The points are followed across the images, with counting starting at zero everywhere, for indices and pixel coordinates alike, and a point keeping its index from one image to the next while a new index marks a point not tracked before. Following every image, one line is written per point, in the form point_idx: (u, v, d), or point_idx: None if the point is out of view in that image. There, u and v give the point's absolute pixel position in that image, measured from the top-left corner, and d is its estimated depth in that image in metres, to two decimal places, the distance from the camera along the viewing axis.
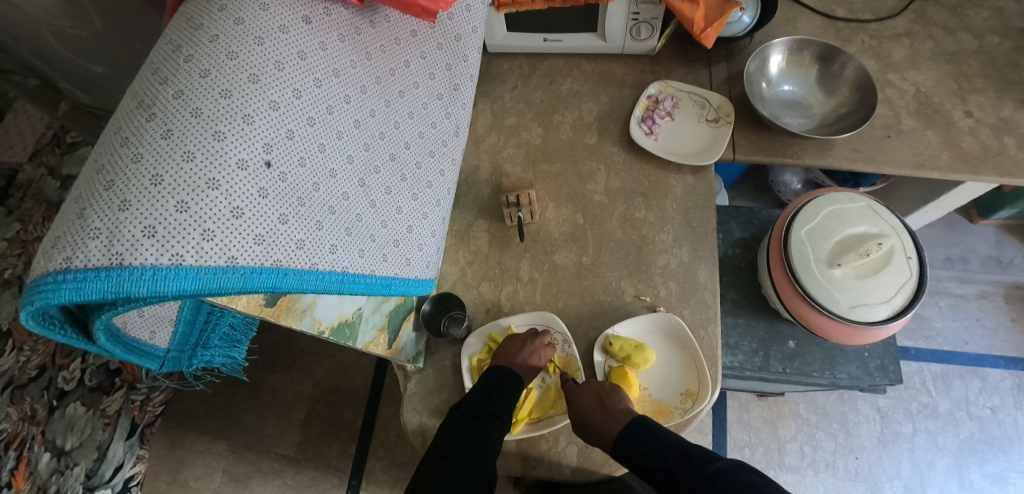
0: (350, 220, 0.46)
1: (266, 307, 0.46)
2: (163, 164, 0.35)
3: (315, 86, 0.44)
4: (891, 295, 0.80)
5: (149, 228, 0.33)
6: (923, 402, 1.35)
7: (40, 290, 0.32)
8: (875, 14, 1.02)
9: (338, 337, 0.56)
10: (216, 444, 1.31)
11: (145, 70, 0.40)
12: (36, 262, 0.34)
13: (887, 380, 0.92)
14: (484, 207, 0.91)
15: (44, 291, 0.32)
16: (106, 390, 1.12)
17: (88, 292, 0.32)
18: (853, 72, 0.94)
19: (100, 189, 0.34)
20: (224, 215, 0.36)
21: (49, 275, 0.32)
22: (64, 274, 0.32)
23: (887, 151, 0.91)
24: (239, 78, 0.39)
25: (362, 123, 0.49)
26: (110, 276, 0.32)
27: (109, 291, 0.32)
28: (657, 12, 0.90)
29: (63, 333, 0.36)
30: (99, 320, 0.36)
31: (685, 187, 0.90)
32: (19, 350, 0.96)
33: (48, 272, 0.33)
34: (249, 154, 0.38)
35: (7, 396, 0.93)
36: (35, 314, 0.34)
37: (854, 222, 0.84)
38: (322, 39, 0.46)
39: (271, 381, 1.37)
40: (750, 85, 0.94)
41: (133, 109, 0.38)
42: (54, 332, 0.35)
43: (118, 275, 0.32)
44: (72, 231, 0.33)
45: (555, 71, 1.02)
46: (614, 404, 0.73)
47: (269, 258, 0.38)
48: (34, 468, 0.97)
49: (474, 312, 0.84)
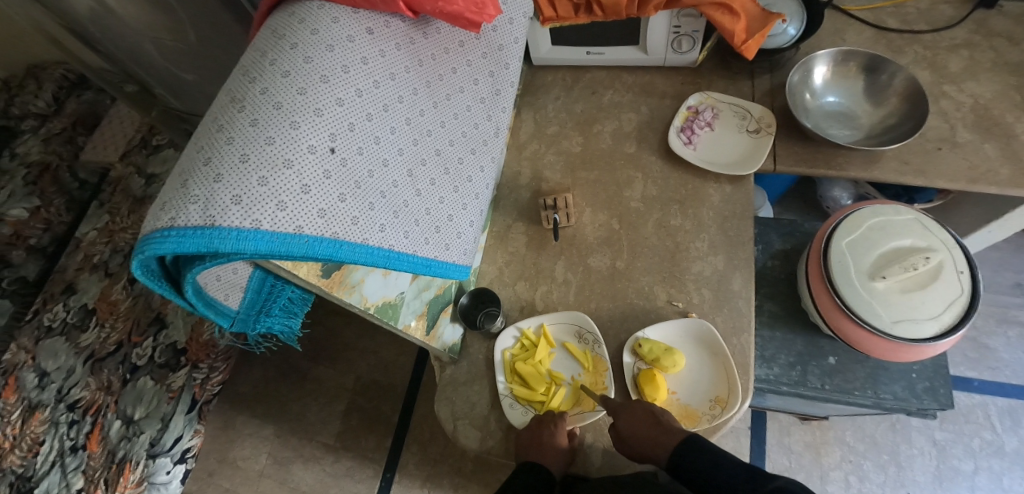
0: (399, 205, 0.50)
1: (321, 278, 0.50)
2: (250, 146, 0.41)
3: (375, 87, 0.50)
4: (939, 312, 0.77)
5: (236, 197, 0.39)
6: (986, 438, 1.26)
7: (149, 244, 0.38)
8: (931, 25, 1.00)
9: (381, 315, 0.60)
10: (263, 428, 1.39)
11: (236, 73, 0.47)
12: (146, 223, 0.40)
13: (938, 404, 0.87)
14: (522, 211, 0.95)
15: (152, 244, 0.38)
16: (173, 367, 1.22)
17: (186, 247, 0.38)
18: (902, 82, 0.92)
19: (199, 165, 0.40)
20: (296, 190, 0.41)
21: (156, 232, 0.39)
22: (169, 231, 0.38)
23: (940, 164, 0.88)
24: (312, 78, 0.45)
25: (413, 121, 0.53)
26: (204, 235, 0.38)
27: (202, 246, 0.38)
28: (698, 25, 0.92)
29: (159, 285, 0.44)
30: (190, 275, 0.42)
31: (722, 196, 0.91)
32: (100, 326, 1.20)
33: (156, 230, 0.39)
34: (318, 140, 0.43)
35: (88, 367, 1.17)
36: (143, 265, 0.41)
37: (900, 235, 0.81)
38: (382, 48, 0.52)
39: (317, 372, 1.44)
40: (793, 96, 0.94)
41: (226, 103, 0.44)
42: (154, 283, 0.43)
43: (209, 234, 0.38)
44: (177, 199, 0.39)
45: (598, 82, 1.05)
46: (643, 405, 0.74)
47: (329, 230, 0.43)
48: (107, 433, 1.15)
49: (509, 309, 0.87)
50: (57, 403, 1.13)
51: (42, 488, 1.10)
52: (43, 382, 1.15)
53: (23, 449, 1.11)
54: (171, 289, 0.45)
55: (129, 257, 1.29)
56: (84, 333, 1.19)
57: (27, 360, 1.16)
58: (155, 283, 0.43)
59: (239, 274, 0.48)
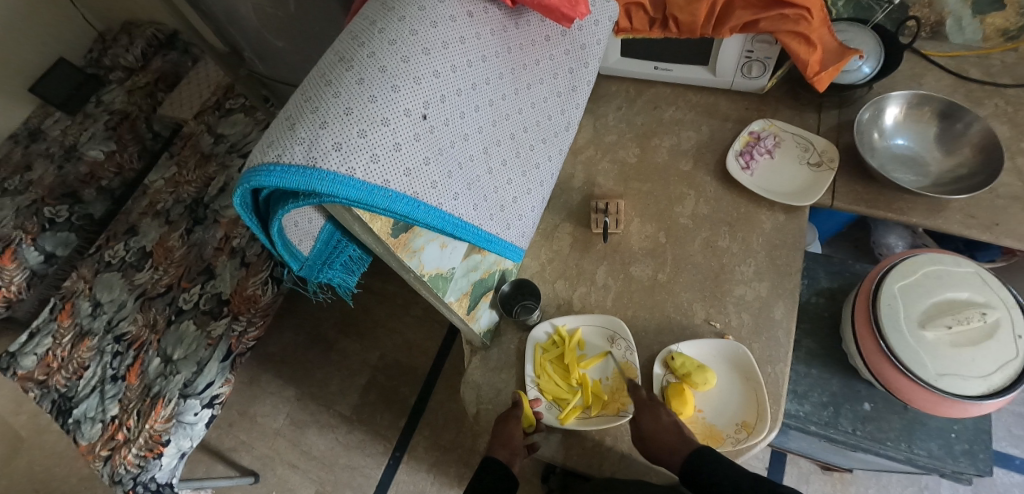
0: (472, 179, 0.52)
1: (391, 237, 0.52)
2: (354, 101, 0.44)
3: (468, 66, 0.52)
4: (989, 372, 0.74)
5: (337, 144, 0.42)
6: None
7: (254, 176, 0.42)
8: (1016, 79, 0.97)
9: (433, 285, 0.62)
10: (285, 390, 1.44)
11: (344, 36, 0.50)
12: (253, 157, 0.43)
13: (975, 469, 0.84)
14: (572, 212, 0.96)
15: (257, 177, 0.42)
16: (215, 315, 1.24)
17: (288, 183, 0.41)
18: (977, 133, 0.90)
19: (306, 112, 0.43)
20: (388, 147, 0.44)
21: (263, 166, 0.42)
22: (275, 167, 0.41)
23: (1008, 220, 0.85)
24: (415, 49, 0.48)
25: (496, 103, 0.56)
26: (305, 174, 0.41)
27: (301, 184, 0.41)
28: (771, 52, 0.92)
29: (250, 220, 0.48)
30: (281, 212, 0.45)
31: (774, 224, 0.90)
32: (155, 268, 1.28)
33: (262, 164, 0.42)
34: (413, 105, 0.46)
35: (138, 304, 1.24)
36: (241, 195, 0.44)
37: (957, 287, 0.79)
38: (479, 30, 0.54)
39: (344, 345, 1.48)
40: (860, 135, 0.92)
41: (335, 60, 0.47)
42: (246, 215, 0.47)
43: (310, 174, 0.41)
44: (284, 139, 0.42)
45: (661, 97, 1.06)
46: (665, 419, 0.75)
47: (411, 189, 0.45)
48: (146, 367, 1.19)
49: (545, 305, 0.89)
50: (106, 333, 1.22)
51: (80, 410, 1.16)
52: (96, 311, 1.24)
53: (68, 371, 1.19)
54: (260, 226, 0.49)
55: (188, 208, 1.37)
56: (139, 272, 1.28)
57: (84, 289, 1.27)
58: (246, 217, 0.47)
59: (314, 225, 0.51)
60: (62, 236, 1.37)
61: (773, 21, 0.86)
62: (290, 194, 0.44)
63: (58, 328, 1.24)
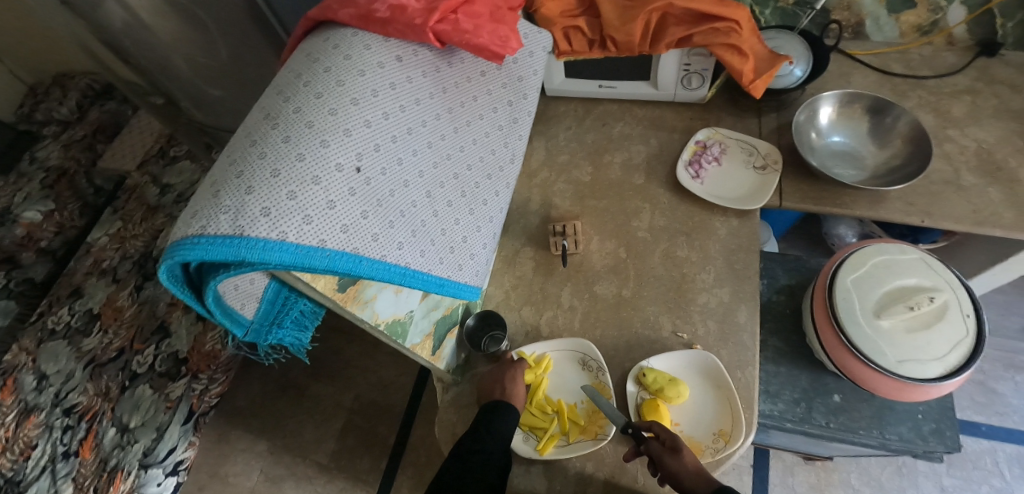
0: (416, 225, 0.52)
1: (337, 292, 0.52)
2: (281, 162, 0.44)
3: (400, 111, 0.53)
4: (944, 353, 0.77)
5: (265, 209, 0.42)
6: (994, 485, 1.23)
7: (179, 249, 0.41)
8: (935, 70, 1.04)
9: (390, 332, 0.62)
10: (257, 444, 1.38)
11: (271, 92, 0.51)
12: (177, 229, 0.43)
13: (945, 447, 0.86)
14: (532, 236, 0.96)
15: (182, 249, 0.41)
16: (173, 377, 1.21)
17: (214, 253, 0.40)
18: (906, 125, 0.95)
19: (232, 177, 0.44)
20: (321, 206, 0.44)
21: (188, 238, 0.41)
22: (200, 238, 0.41)
23: (944, 205, 0.89)
24: (344, 101, 0.49)
25: (434, 145, 0.56)
26: (233, 243, 0.41)
27: (231, 254, 0.41)
28: (707, 64, 0.95)
29: (181, 291, 0.47)
30: (213, 281, 0.44)
31: (728, 229, 0.92)
32: (104, 331, 1.22)
33: (188, 236, 0.42)
34: (345, 159, 0.47)
35: (87, 373, 1.17)
36: (169, 269, 0.44)
37: (905, 274, 0.82)
38: (409, 74, 0.55)
39: (316, 390, 1.43)
40: (798, 135, 0.96)
41: (261, 119, 0.48)
42: (177, 288, 0.46)
43: (238, 242, 0.41)
44: (209, 207, 0.42)
45: (609, 114, 1.08)
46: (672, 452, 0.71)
47: (350, 245, 0.45)
48: (100, 440, 1.14)
49: (514, 333, 0.88)
50: (53, 407, 1.14)
51: None
52: (41, 384, 1.16)
53: (14, 452, 1.10)
54: (193, 296, 0.48)
55: (137, 264, 1.31)
56: (87, 338, 1.21)
57: (27, 362, 1.18)
58: (178, 289, 0.46)
59: (256, 285, 0.50)
60: (1, 305, 1.27)
61: (704, 35, 0.89)
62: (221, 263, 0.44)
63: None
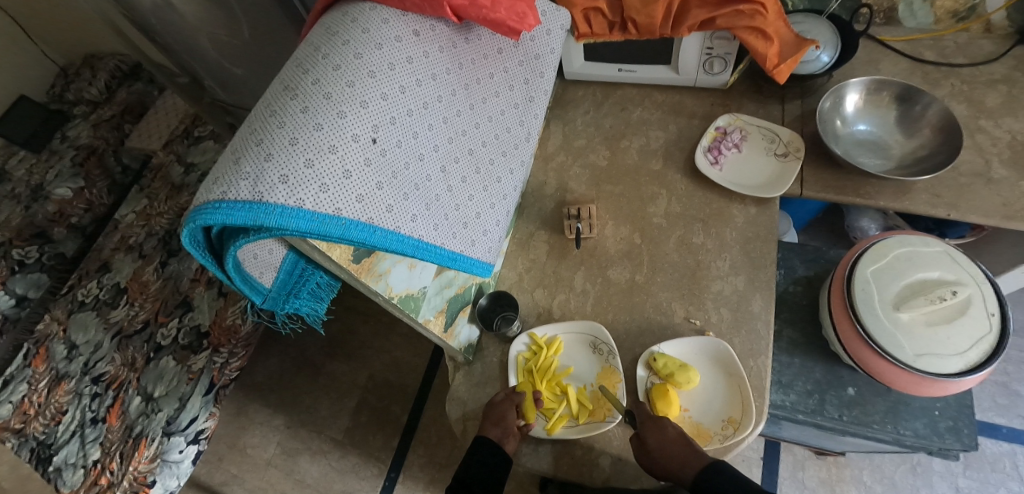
0: (430, 199, 0.53)
1: (353, 263, 0.53)
2: (299, 130, 0.45)
3: (416, 85, 0.53)
4: (965, 348, 0.75)
5: (283, 177, 0.43)
6: (1013, 488, 1.20)
7: (200, 213, 0.42)
8: (969, 59, 1.00)
9: (403, 306, 0.63)
10: (274, 418, 1.42)
11: (290, 64, 0.51)
12: (199, 196, 0.44)
13: (961, 445, 0.84)
14: (546, 220, 0.96)
15: (203, 214, 0.42)
16: (195, 349, 1.24)
17: (234, 218, 0.42)
18: (936, 114, 0.92)
19: (251, 145, 0.45)
20: (337, 175, 0.45)
21: (209, 203, 0.42)
22: (220, 203, 0.42)
23: (972, 198, 0.87)
24: (361, 73, 0.49)
25: (450, 120, 0.57)
26: (251, 209, 0.41)
27: (249, 219, 0.42)
28: (731, 48, 0.93)
29: (203, 256, 0.48)
30: (233, 247, 0.46)
31: (746, 217, 0.91)
32: (130, 304, 1.26)
33: (208, 201, 0.43)
34: (361, 130, 0.47)
35: (114, 343, 1.21)
36: (191, 235, 0.45)
37: (927, 267, 0.80)
38: (426, 49, 0.55)
39: (331, 368, 1.46)
40: (822, 123, 0.94)
41: (280, 90, 0.48)
42: (200, 254, 0.48)
43: (257, 208, 0.42)
44: (229, 174, 0.43)
45: (628, 99, 1.07)
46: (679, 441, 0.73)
47: (365, 215, 0.46)
48: (127, 408, 1.17)
49: (526, 315, 0.88)
50: (83, 375, 1.19)
51: (60, 457, 1.11)
52: (72, 354, 1.21)
53: (46, 417, 1.15)
54: (215, 263, 0.50)
55: (161, 240, 1.34)
56: (114, 310, 1.25)
57: (59, 331, 1.23)
58: (199, 254, 0.48)
59: (275, 255, 0.52)
60: (33, 277, 1.32)
61: (728, 18, 0.87)
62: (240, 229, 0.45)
63: (34, 374, 1.19)
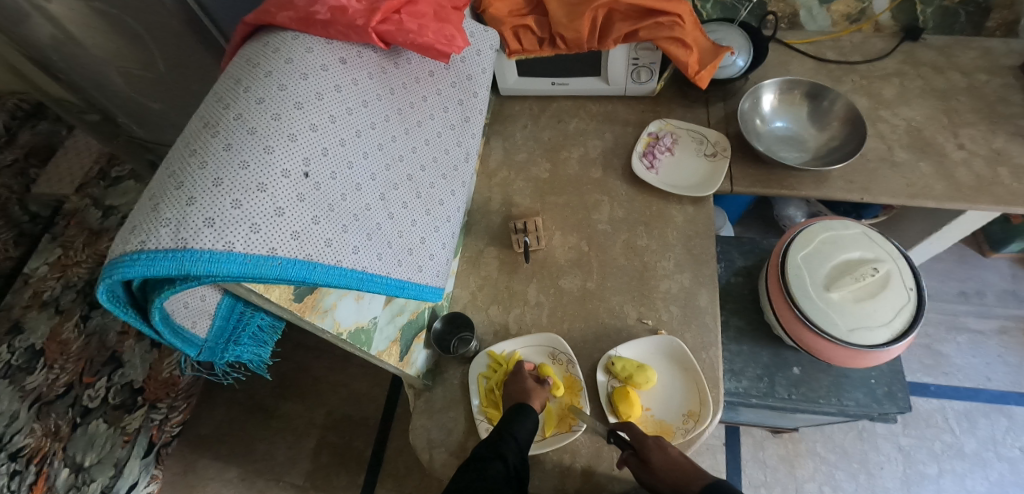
0: (371, 228, 0.52)
1: (295, 302, 0.51)
2: (224, 170, 0.43)
3: (348, 113, 0.52)
4: (890, 319, 0.81)
5: (208, 220, 0.41)
6: (947, 441, 1.31)
7: (117, 267, 0.40)
8: (864, 56, 1.10)
9: (354, 341, 0.61)
10: (227, 471, 1.33)
11: (210, 99, 0.49)
12: (115, 247, 0.41)
13: (897, 408, 0.91)
14: (495, 236, 0.96)
15: (120, 267, 0.40)
16: (128, 408, 1.21)
17: (157, 269, 0.39)
18: (842, 108, 1.00)
19: (172, 189, 0.42)
20: (269, 213, 0.43)
21: (127, 254, 0.40)
22: (139, 254, 0.39)
23: (881, 181, 0.95)
24: (287, 105, 0.48)
25: (385, 146, 0.56)
26: (175, 257, 0.39)
27: (173, 268, 0.39)
28: (654, 57, 0.98)
29: (126, 312, 0.46)
30: (159, 298, 0.43)
31: (685, 216, 0.95)
32: (48, 368, 1.11)
33: (126, 253, 0.40)
34: (291, 164, 0.46)
35: (33, 412, 1.06)
36: (108, 289, 0.42)
37: (850, 247, 0.86)
38: (354, 76, 0.54)
39: (285, 409, 1.39)
40: (744, 122, 1.00)
41: (200, 128, 0.46)
42: (120, 309, 0.45)
43: (182, 255, 0.39)
44: (147, 222, 0.41)
45: (563, 111, 1.09)
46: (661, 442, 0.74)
47: (302, 252, 0.44)
48: (52, 483, 1.06)
49: (483, 333, 0.88)
50: None
51: None
52: None
53: None
54: (138, 316, 0.47)
55: (82, 293, 1.22)
56: (30, 376, 1.08)
57: None
58: (121, 310, 0.45)
59: (207, 302, 0.49)
60: None
61: (650, 30, 0.92)
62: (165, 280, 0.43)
63: None
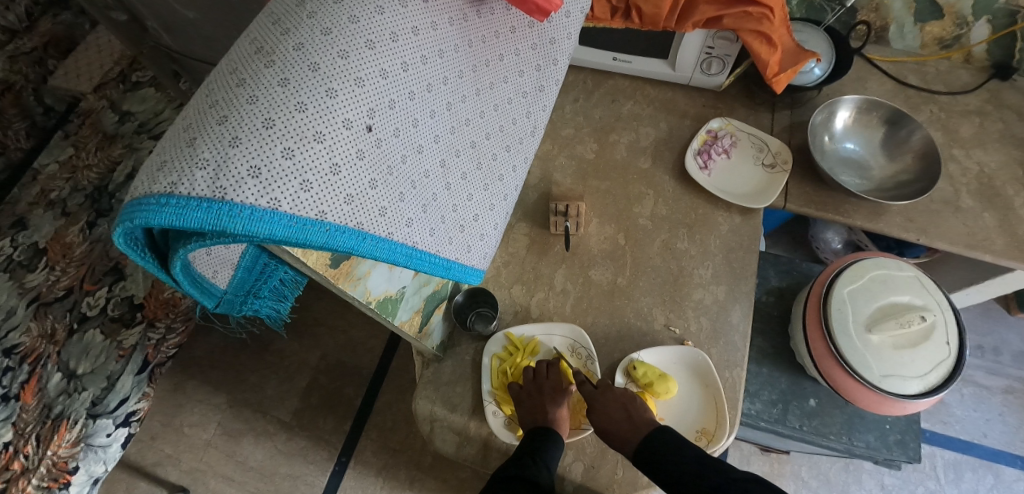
0: (426, 199, 0.47)
1: (329, 268, 0.49)
2: (277, 110, 0.37)
3: (421, 63, 0.46)
4: (925, 372, 0.78)
5: (253, 169, 0.36)
6: (929, 487, 1.30)
7: (141, 208, 0.35)
8: (948, 87, 1.02)
9: (381, 310, 0.59)
10: (215, 396, 1.32)
11: (267, 20, 0.43)
12: (141, 183, 0.37)
13: (906, 457, 0.89)
14: (529, 212, 0.92)
15: (145, 209, 0.35)
16: (127, 322, 1.14)
17: (189, 218, 0.35)
18: (919, 141, 0.93)
19: (213, 123, 0.37)
20: (323, 170, 0.38)
21: (153, 196, 0.35)
22: (168, 198, 0.35)
23: (940, 225, 0.90)
24: (357, 43, 0.42)
25: (454, 106, 0.50)
26: (210, 208, 0.35)
27: (207, 221, 0.35)
28: (731, 49, 0.91)
29: (144, 258, 0.41)
30: (183, 249, 0.39)
31: (730, 226, 0.90)
32: (50, 269, 1.10)
33: (152, 194, 0.35)
34: (354, 115, 0.41)
35: (31, 311, 1.06)
36: (127, 231, 0.38)
37: (900, 291, 0.82)
38: (434, 19, 0.48)
39: (280, 346, 1.37)
40: (812, 137, 0.93)
41: (252, 53, 0.41)
42: (138, 254, 0.41)
43: (218, 207, 0.35)
44: (182, 159, 0.36)
45: (619, 91, 1.03)
46: (639, 421, 0.74)
47: (353, 220, 0.40)
48: (44, 385, 1.04)
49: (502, 312, 0.84)
50: None
51: None
52: None
53: None
54: (156, 263, 0.43)
55: (90, 198, 1.18)
56: (31, 274, 1.09)
57: None
58: (140, 255, 0.41)
59: (232, 251, 0.47)
60: None
61: (736, 18, 0.84)
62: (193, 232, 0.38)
63: None
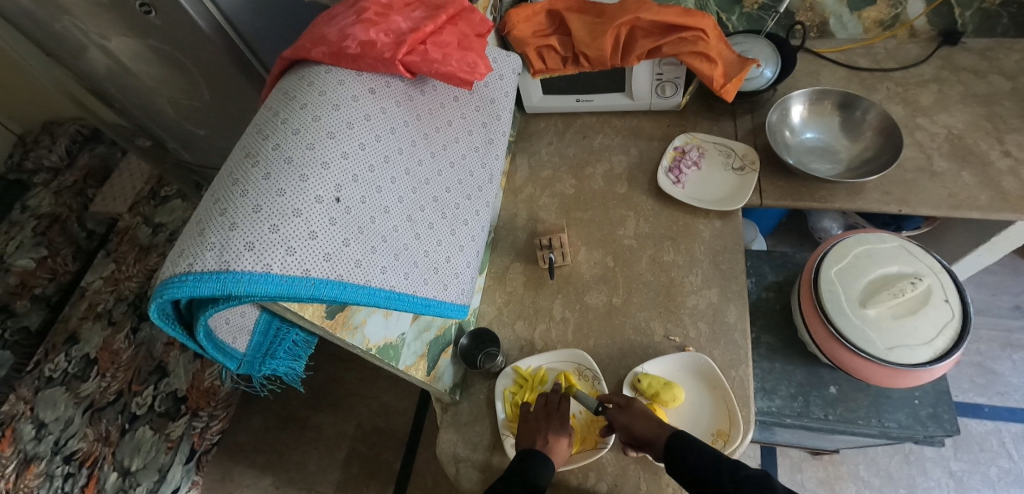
0: (399, 249, 0.55)
1: (326, 319, 0.55)
2: (262, 198, 0.46)
3: (376, 140, 0.55)
4: (932, 337, 0.78)
5: (248, 244, 0.44)
6: (1002, 466, 1.23)
7: (167, 287, 0.43)
8: (900, 63, 1.07)
9: (383, 356, 0.65)
10: (263, 479, 1.38)
11: (251, 130, 0.52)
12: (165, 270, 0.45)
13: (944, 430, 0.86)
14: (521, 251, 0.98)
15: (170, 288, 0.43)
16: (173, 416, 1.24)
17: (202, 290, 0.42)
18: (876, 117, 0.97)
19: (215, 215, 0.45)
20: (303, 236, 0.46)
21: (175, 277, 0.43)
22: (187, 276, 0.42)
23: (919, 193, 0.91)
24: (320, 135, 0.50)
25: (413, 170, 0.59)
26: (218, 279, 0.42)
27: (216, 289, 0.42)
28: (679, 72, 0.98)
29: (173, 328, 0.49)
30: (203, 317, 0.46)
31: (712, 231, 0.94)
32: (101, 376, 1.21)
33: (174, 275, 0.43)
34: (324, 191, 0.48)
35: (86, 418, 1.17)
36: (159, 308, 0.46)
37: (887, 262, 0.83)
38: (383, 105, 0.57)
39: (320, 421, 1.43)
40: (773, 135, 0.98)
41: (241, 158, 0.50)
42: (169, 326, 0.49)
43: (224, 277, 0.42)
44: (194, 246, 0.44)
45: (588, 127, 1.10)
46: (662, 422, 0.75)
47: (334, 272, 0.47)
48: (102, 485, 1.13)
49: (509, 349, 0.89)
50: (54, 454, 1.12)
51: None
52: (40, 433, 1.13)
53: None
54: (184, 333, 0.50)
55: (132, 305, 1.30)
56: (84, 383, 1.20)
57: (26, 410, 1.15)
58: (170, 327, 0.49)
59: (247, 318, 0.54)
60: None
61: (673, 45, 0.92)
62: (210, 300, 0.46)
63: None
